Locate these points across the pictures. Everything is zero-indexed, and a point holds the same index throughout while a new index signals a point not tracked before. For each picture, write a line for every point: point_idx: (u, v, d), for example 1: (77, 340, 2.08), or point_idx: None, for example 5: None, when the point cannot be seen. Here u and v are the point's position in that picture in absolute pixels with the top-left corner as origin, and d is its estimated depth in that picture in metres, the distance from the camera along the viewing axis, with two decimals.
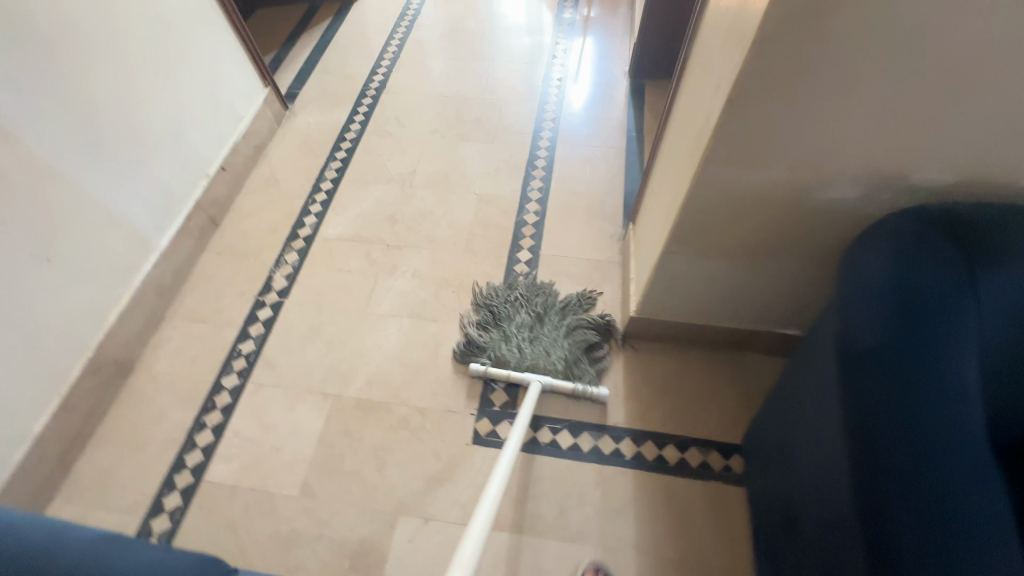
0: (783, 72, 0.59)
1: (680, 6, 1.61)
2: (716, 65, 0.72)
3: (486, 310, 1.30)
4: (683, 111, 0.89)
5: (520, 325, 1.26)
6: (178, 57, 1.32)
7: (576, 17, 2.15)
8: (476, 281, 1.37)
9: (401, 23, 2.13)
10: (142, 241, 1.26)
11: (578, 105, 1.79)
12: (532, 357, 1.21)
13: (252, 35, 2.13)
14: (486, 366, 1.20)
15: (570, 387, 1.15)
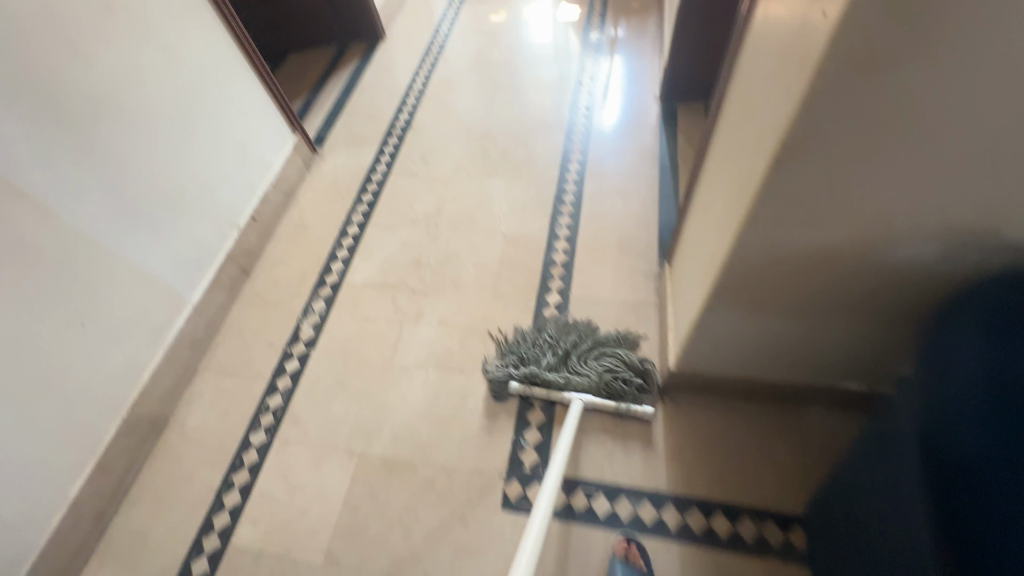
0: (843, 126, 0.50)
1: (713, 26, 1.52)
2: (755, 112, 0.64)
3: (516, 338, 1.26)
4: (720, 154, 0.81)
5: (548, 360, 1.19)
6: (210, 117, 1.36)
7: (603, 40, 2.09)
8: (501, 327, 1.32)
9: (426, 60, 2.14)
10: (175, 298, 1.28)
11: (607, 134, 1.72)
12: (570, 376, 1.16)
13: (284, 81, 2.19)
14: (526, 386, 1.18)
15: (613, 406, 1.12)
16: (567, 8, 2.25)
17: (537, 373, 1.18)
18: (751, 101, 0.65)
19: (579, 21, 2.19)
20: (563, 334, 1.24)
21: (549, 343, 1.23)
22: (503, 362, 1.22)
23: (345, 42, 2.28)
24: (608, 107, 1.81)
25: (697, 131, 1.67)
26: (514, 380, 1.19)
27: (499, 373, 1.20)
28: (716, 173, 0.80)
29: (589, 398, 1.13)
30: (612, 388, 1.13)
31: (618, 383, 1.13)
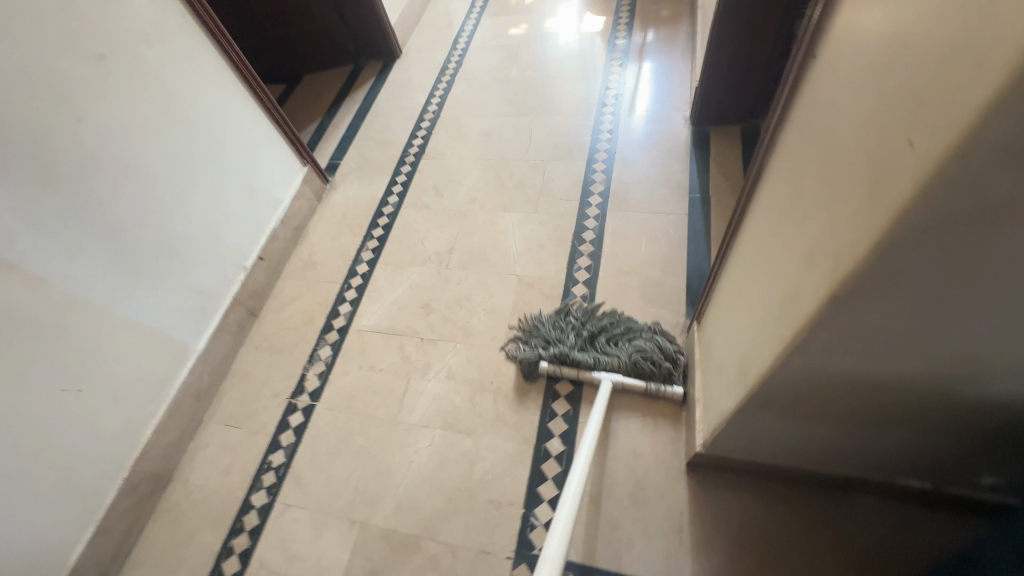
0: (933, 279, 0.37)
1: (752, 43, 1.36)
2: (800, 210, 0.51)
3: (543, 324, 1.28)
4: (759, 230, 0.68)
5: (576, 339, 1.22)
6: (210, 159, 1.31)
7: (629, 48, 1.96)
8: (523, 313, 1.33)
9: (441, 78, 2.05)
10: (177, 349, 1.25)
11: (632, 161, 1.59)
12: (599, 357, 1.18)
13: (299, 104, 2.14)
14: (554, 365, 1.20)
15: (642, 386, 1.13)
16: (591, 19, 2.11)
17: (566, 352, 1.20)
18: (805, 179, 0.51)
19: (603, 32, 2.04)
20: (591, 319, 1.26)
21: (578, 327, 1.25)
22: (532, 344, 1.24)
23: (359, 60, 2.21)
24: (634, 130, 1.67)
25: (732, 158, 1.52)
26: (542, 359, 1.20)
27: (527, 353, 1.22)
28: (761, 243, 0.65)
29: (619, 376, 1.14)
30: (642, 368, 1.14)
31: (648, 363, 1.15)
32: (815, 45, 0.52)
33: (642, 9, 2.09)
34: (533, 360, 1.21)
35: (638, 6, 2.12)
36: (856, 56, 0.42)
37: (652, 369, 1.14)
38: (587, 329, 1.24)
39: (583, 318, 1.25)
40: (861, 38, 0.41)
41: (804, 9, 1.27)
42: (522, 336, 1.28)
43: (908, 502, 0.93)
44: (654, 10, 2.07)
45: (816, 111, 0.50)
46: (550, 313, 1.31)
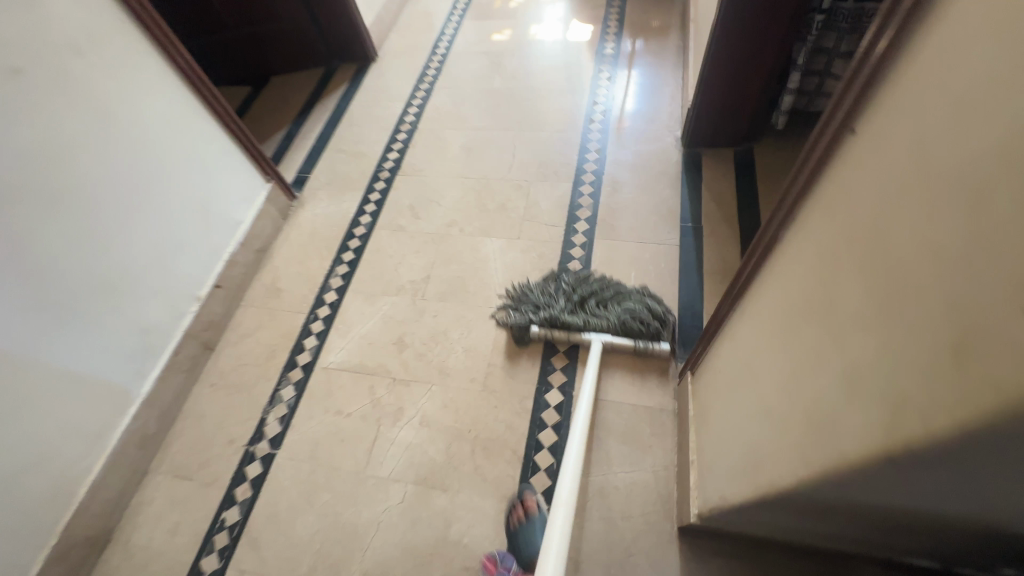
0: None
1: (752, 63, 1.28)
2: (844, 311, 0.42)
3: (532, 290, 1.30)
4: (776, 298, 0.60)
5: (566, 304, 1.26)
6: (159, 178, 1.18)
7: (618, 57, 1.88)
8: (511, 281, 1.36)
9: (420, 86, 1.93)
10: (119, 395, 1.13)
11: (621, 184, 1.50)
12: (589, 319, 1.22)
13: (266, 109, 2.00)
14: (546, 328, 1.23)
15: (632, 344, 1.18)
16: (578, 27, 2.02)
17: (557, 316, 1.23)
18: (853, 263, 0.41)
19: (591, 41, 1.95)
20: (580, 283, 1.29)
21: (567, 291, 1.28)
22: (522, 310, 1.27)
23: (332, 63, 2.07)
24: (623, 150, 1.59)
25: (726, 184, 1.44)
26: (533, 323, 1.23)
27: (518, 318, 1.24)
28: (787, 303, 0.55)
29: (610, 337, 1.19)
30: (631, 328, 1.19)
31: (636, 323, 1.19)
32: (872, 80, 0.41)
33: (632, 18, 2.00)
34: (524, 325, 1.24)
35: (627, 15, 2.03)
36: (954, 113, 0.31)
37: (641, 328, 1.19)
38: (577, 293, 1.27)
39: (572, 283, 1.28)
40: (965, 87, 0.30)
41: (806, 35, 1.20)
42: (511, 302, 1.30)
43: (914, 575, 0.87)
44: (644, 19, 1.98)
45: (877, 166, 0.40)
46: (538, 279, 1.34)
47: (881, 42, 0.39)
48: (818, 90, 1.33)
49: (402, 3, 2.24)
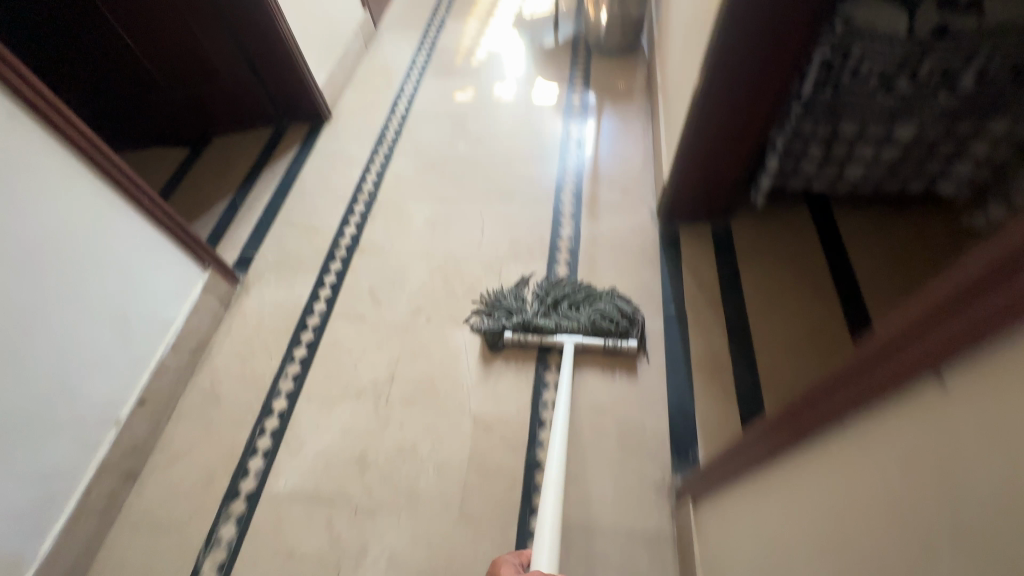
0: None
1: (731, 144, 1.22)
2: None
3: (505, 296, 1.34)
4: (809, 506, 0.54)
5: (537, 307, 1.30)
6: (52, 284, 0.97)
7: (586, 118, 1.83)
8: (485, 288, 1.40)
9: (378, 150, 1.80)
10: (10, 564, 0.93)
11: (598, 263, 1.42)
12: (561, 322, 1.26)
13: (206, 173, 1.82)
14: (518, 333, 1.26)
15: (602, 343, 1.22)
16: (542, 87, 1.96)
17: (529, 320, 1.27)
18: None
19: (557, 103, 1.89)
20: (552, 288, 1.33)
21: (539, 296, 1.32)
22: (496, 316, 1.30)
23: (282, 122, 1.92)
24: (598, 224, 1.51)
25: (706, 262, 1.39)
26: (507, 328, 1.26)
27: (492, 324, 1.27)
28: (831, 521, 0.50)
29: (580, 338, 1.23)
30: (601, 328, 1.24)
31: (606, 324, 1.24)
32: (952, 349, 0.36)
33: (597, 78, 1.97)
34: (498, 331, 1.26)
35: (592, 73, 1.99)
36: None
37: (610, 328, 1.24)
38: (550, 297, 1.31)
39: (545, 287, 1.33)
40: None
41: (785, 121, 1.15)
42: (485, 308, 1.33)
43: None
44: (609, 80, 1.95)
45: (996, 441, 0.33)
46: (511, 285, 1.38)
47: (996, 297, 0.32)
48: (796, 170, 1.29)
49: (357, 58, 2.13)
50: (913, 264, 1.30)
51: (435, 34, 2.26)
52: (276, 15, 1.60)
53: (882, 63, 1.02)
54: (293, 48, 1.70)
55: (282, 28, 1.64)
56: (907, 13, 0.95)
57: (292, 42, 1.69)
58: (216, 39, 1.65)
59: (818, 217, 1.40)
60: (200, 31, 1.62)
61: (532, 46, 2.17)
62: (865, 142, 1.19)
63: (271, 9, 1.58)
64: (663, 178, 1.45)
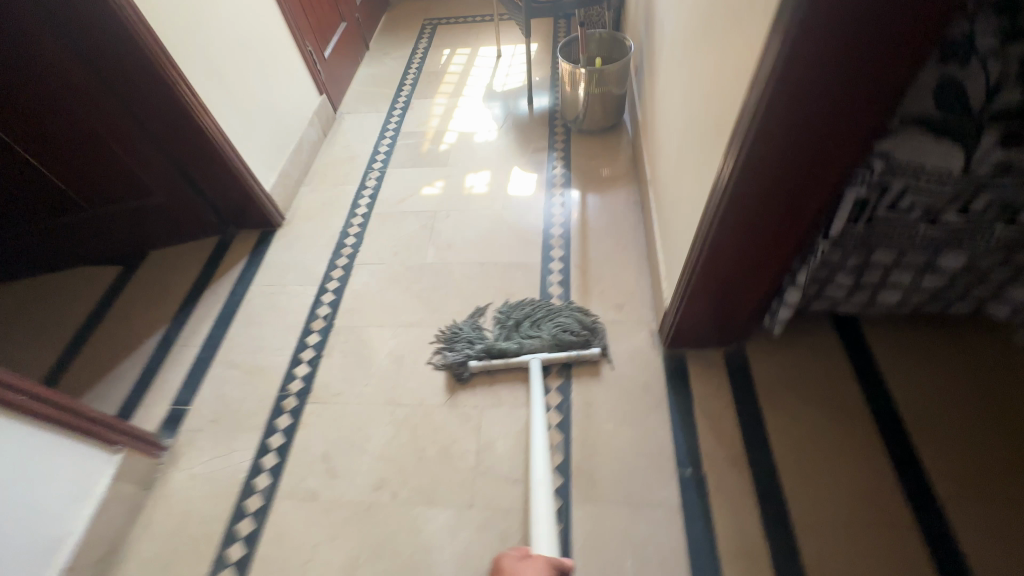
0: None
1: (751, 271, 1.01)
2: None
3: (464, 328, 1.35)
4: None
5: (498, 331, 1.33)
6: None
7: (569, 210, 1.64)
8: (444, 322, 1.40)
9: (336, 261, 1.58)
10: None
11: (595, 405, 1.20)
12: (523, 341, 1.29)
13: (139, 295, 1.59)
14: (484, 360, 1.27)
15: (565, 355, 1.26)
16: (519, 175, 1.78)
17: (492, 345, 1.29)
18: None
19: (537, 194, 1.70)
20: (512, 311, 1.37)
21: (499, 320, 1.36)
22: (458, 348, 1.31)
23: (228, 230, 1.71)
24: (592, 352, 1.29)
25: (722, 401, 1.17)
26: (472, 357, 1.28)
27: (457, 357, 1.28)
28: None
29: (545, 354, 1.26)
30: (563, 341, 1.28)
31: (568, 336, 1.29)
32: None
33: (578, 162, 1.79)
34: (462, 361, 1.28)
35: (573, 156, 1.82)
36: None
37: (571, 340, 1.28)
38: (511, 320, 1.35)
39: (505, 310, 1.37)
40: None
41: (809, 256, 0.96)
42: (446, 344, 1.33)
43: None
44: (591, 164, 1.77)
45: None
46: (466, 316, 1.40)
47: None
48: (820, 294, 1.09)
49: (315, 147, 1.94)
50: (957, 397, 1.11)
51: (401, 115, 2.08)
52: (208, 122, 1.41)
53: (927, 197, 0.84)
54: (231, 154, 1.50)
55: (217, 135, 1.44)
56: (963, 145, 0.77)
57: (230, 148, 1.49)
58: (140, 154, 1.44)
59: (845, 338, 1.21)
60: (121, 147, 1.41)
61: (505, 124, 1.99)
62: (902, 269, 1.00)
63: (201, 116, 1.39)
64: (664, 299, 1.24)
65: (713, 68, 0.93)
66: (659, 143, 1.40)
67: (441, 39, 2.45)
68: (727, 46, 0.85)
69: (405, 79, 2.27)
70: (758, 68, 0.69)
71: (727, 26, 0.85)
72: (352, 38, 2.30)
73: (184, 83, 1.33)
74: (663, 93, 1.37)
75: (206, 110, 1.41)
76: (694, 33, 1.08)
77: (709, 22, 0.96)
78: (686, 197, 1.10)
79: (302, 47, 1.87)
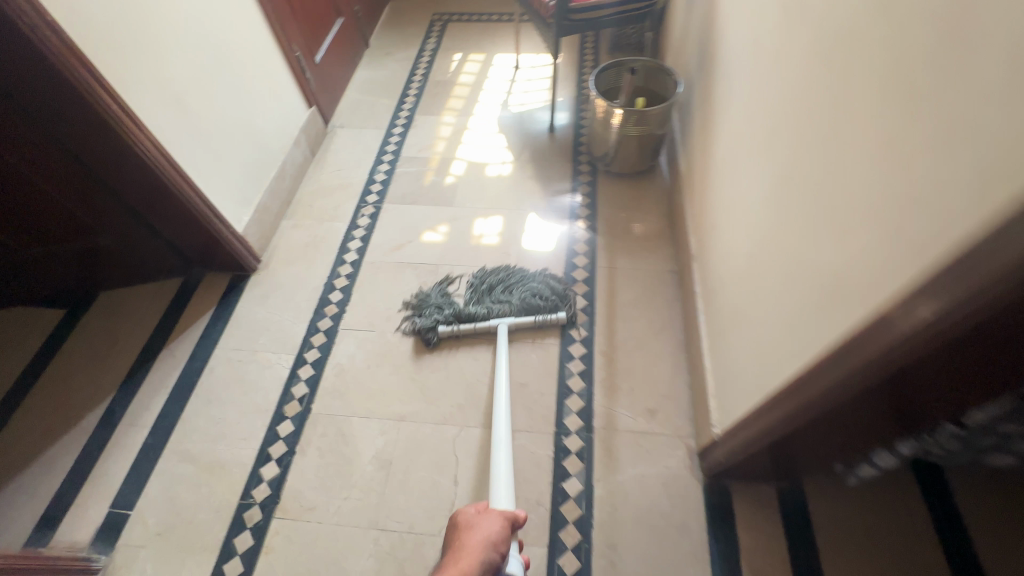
0: None
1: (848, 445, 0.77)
2: None
3: (433, 294, 1.37)
4: None
5: (469, 297, 1.35)
6: None
7: (593, 271, 1.41)
8: (414, 288, 1.40)
9: (317, 324, 1.35)
10: None
11: (620, 549, 1.00)
12: (493, 307, 1.31)
13: (83, 349, 1.34)
14: (452, 325, 1.29)
15: (533, 320, 1.29)
16: (535, 222, 1.53)
17: (460, 311, 1.31)
18: None
19: (556, 250, 1.46)
20: (486, 275, 1.40)
21: (472, 285, 1.38)
22: (426, 314, 1.32)
23: (193, 271, 1.45)
24: (619, 475, 1.08)
25: (774, 558, 0.97)
26: (440, 323, 1.29)
27: (425, 322, 1.30)
28: None
29: (512, 320, 1.28)
30: (531, 306, 1.31)
31: (536, 302, 1.32)
32: None
33: (605, 211, 1.54)
34: (431, 327, 1.29)
35: (600, 201, 1.57)
36: None
37: (540, 305, 1.31)
38: (483, 285, 1.37)
39: (479, 275, 1.39)
40: None
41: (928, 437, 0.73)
42: (414, 311, 1.34)
43: None
44: (621, 216, 1.52)
45: None
46: (436, 282, 1.40)
47: None
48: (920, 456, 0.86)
49: (300, 171, 1.67)
50: None
51: (403, 134, 1.81)
52: (158, 160, 1.13)
53: None
54: (190, 194, 1.22)
55: (171, 174, 1.17)
56: None
57: (187, 186, 1.21)
58: (77, 191, 1.18)
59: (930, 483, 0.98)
60: (52, 185, 1.15)
61: (522, 154, 1.72)
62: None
63: (147, 154, 1.11)
64: (715, 426, 1.02)
65: (825, 177, 0.67)
66: (712, 216, 1.16)
67: (451, 41, 2.16)
68: (860, 163, 0.59)
69: (408, 88, 1.98)
70: (956, 265, 0.42)
71: (863, 137, 0.59)
72: (349, 36, 2.01)
73: (123, 114, 1.05)
74: (720, 159, 1.12)
75: (156, 146, 1.13)
76: (784, 110, 0.81)
77: (820, 107, 0.69)
78: (758, 320, 0.86)
79: (288, 52, 1.58)
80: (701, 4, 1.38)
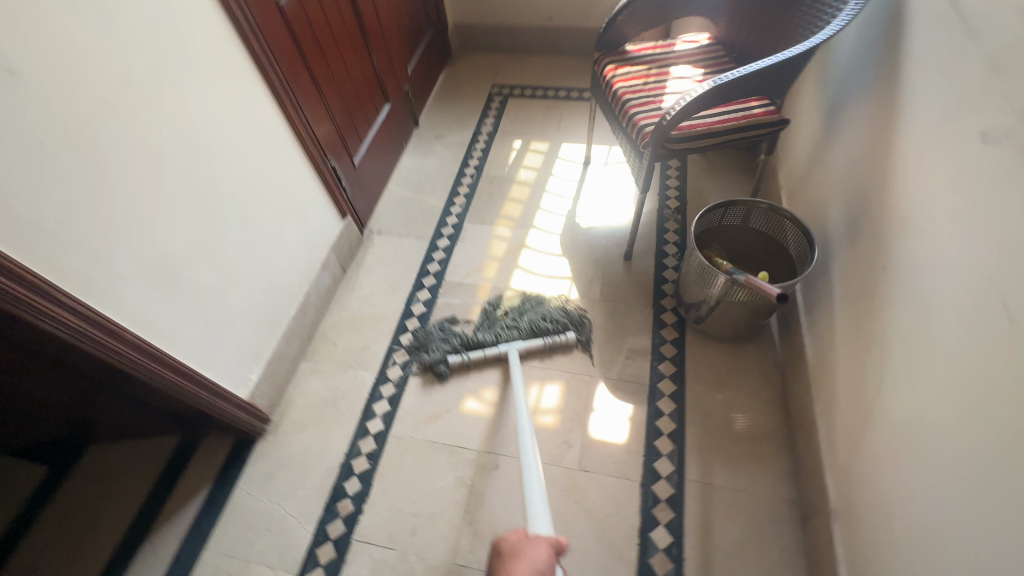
0: None
1: None
2: None
3: (433, 331, 1.35)
4: None
5: (479, 324, 1.36)
6: None
7: (680, 485, 1.07)
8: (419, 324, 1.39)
9: (326, 528, 1.09)
10: None
11: None
12: (503, 332, 1.31)
13: (61, 526, 1.14)
14: (462, 355, 1.28)
15: (542, 342, 1.28)
16: (603, 399, 1.21)
17: (469, 339, 1.31)
18: None
19: (630, 444, 1.14)
20: (499, 302, 1.40)
21: (485, 311, 1.38)
22: (433, 348, 1.31)
23: (194, 429, 1.23)
24: None
25: None
26: (449, 355, 1.29)
27: (433, 357, 1.29)
28: None
29: (522, 344, 1.28)
30: (540, 329, 1.30)
31: (544, 325, 1.31)
32: None
33: (696, 387, 1.20)
34: (440, 360, 1.28)
35: (688, 371, 1.23)
36: None
37: (549, 327, 1.31)
38: (496, 312, 1.37)
39: (493, 303, 1.39)
40: None
41: None
42: (416, 349, 1.33)
43: None
44: (717, 399, 1.18)
45: None
46: (435, 321, 1.39)
47: None
48: None
49: (327, 295, 1.43)
50: None
51: (449, 248, 1.54)
52: (93, 341, 0.79)
53: None
54: (154, 372, 0.90)
55: (117, 353, 0.83)
56: None
57: (154, 368, 0.90)
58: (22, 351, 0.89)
59: None
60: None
61: (589, 287, 1.41)
62: None
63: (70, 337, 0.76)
64: None
65: None
66: (888, 495, 0.79)
67: (510, 124, 1.88)
68: None
69: (458, 184, 1.71)
70: None
71: None
72: (397, 119, 1.76)
73: (25, 289, 0.70)
74: (915, 422, 0.75)
75: (94, 323, 0.79)
76: None
77: None
78: None
79: (322, 164, 1.34)
80: (853, 147, 1.03)
